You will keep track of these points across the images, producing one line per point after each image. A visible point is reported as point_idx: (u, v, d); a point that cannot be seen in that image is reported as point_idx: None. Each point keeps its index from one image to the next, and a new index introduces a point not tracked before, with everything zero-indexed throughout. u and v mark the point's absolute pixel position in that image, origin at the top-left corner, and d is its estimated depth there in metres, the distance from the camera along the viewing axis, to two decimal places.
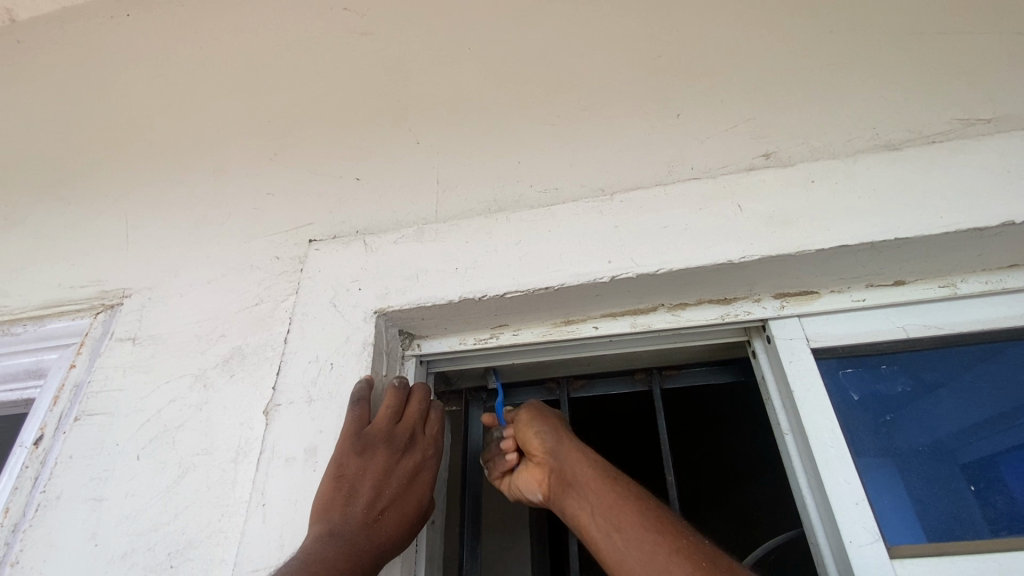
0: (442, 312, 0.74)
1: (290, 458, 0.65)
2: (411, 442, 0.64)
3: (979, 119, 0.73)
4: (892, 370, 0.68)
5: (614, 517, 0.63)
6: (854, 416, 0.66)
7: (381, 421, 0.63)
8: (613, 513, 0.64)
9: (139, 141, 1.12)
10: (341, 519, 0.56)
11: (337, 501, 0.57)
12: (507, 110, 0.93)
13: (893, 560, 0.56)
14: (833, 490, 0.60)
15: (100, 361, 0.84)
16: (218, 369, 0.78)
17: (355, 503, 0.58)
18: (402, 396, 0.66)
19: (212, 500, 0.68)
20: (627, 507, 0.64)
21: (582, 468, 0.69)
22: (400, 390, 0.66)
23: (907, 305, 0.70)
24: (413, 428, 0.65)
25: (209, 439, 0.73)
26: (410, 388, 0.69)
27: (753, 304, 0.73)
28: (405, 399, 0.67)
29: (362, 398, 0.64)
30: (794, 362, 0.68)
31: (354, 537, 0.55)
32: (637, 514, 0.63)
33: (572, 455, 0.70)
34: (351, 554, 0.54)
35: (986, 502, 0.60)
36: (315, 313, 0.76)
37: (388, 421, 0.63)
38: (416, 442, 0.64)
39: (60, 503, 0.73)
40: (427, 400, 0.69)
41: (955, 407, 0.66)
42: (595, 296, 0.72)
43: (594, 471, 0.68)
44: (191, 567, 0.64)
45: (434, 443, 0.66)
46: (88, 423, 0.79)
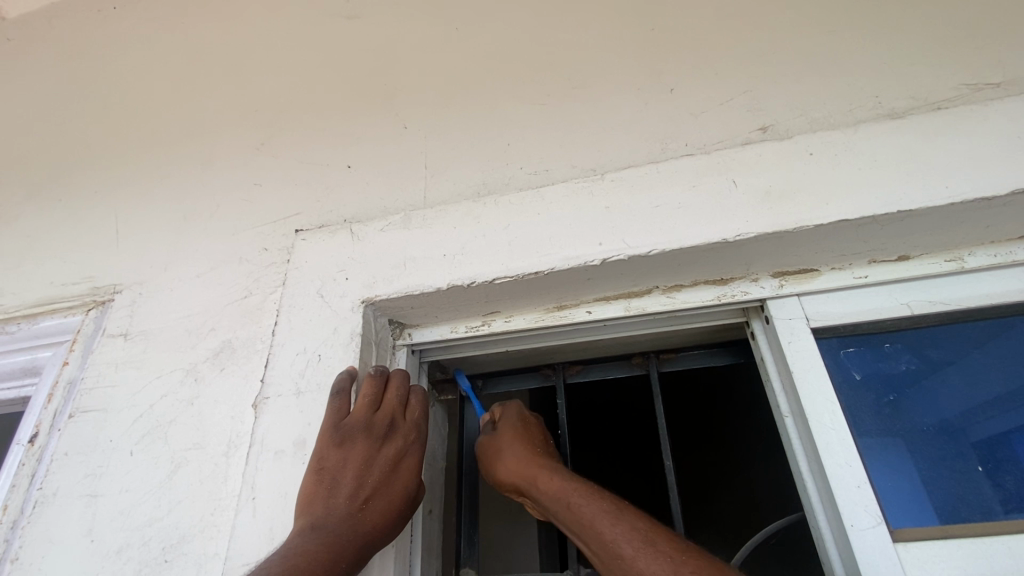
0: (430, 300, 0.72)
1: (279, 451, 0.64)
2: (392, 428, 0.63)
3: (987, 84, 0.70)
4: (896, 349, 0.66)
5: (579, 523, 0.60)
6: (856, 396, 0.63)
7: (360, 411, 0.62)
8: (577, 521, 0.60)
9: (127, 135, 1.11)
10: (325, 511, 0.56)
11: (320, 494, 0.57)
12: (496, 91, 0.91)
13: (896, 544, 0.54)
14: (833, 474, 0.58)
15: (93, 358, 0.84)
16: (209, 363, 0.78)
17: (338, 494, 0.57)
18: (379, 383, 0.65)
19: (205, 494, 0.68)
20: (585, 514, 0.60)
21: (538, 480, 0.66)
22: (377, 379, 0.66)
23: (912, 281, 0.67)
24: (392, 415, 0.64)
25: (200, 434, 0.72)
26: (389, 375, 0.69)
27: (750, 284, 0.70)
28: (384, 387, 0.67)
29: (342, 389, 0.64)
30: (793, 342, 0.66)
31: (338, 527, 0.54)
32: (593, 524, 0.59)
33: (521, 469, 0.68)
34: (336, 545, 0.53)
35: (995, 482, 0.58)
36: (303, 304, 0.75)
37: (366, 410, 0.63)
38: (397, 428, 0.64)
39: (57, 499, 0.73)
40: (407, 386, 0.68)
41: (963, 386, 0.63)
42: (587, 280, 0.70)
43: (550, 478, 0.65)
44: (184, 561, 0.64)
45: (417, 427, 0.65)
46: (83, 419, 0.78)
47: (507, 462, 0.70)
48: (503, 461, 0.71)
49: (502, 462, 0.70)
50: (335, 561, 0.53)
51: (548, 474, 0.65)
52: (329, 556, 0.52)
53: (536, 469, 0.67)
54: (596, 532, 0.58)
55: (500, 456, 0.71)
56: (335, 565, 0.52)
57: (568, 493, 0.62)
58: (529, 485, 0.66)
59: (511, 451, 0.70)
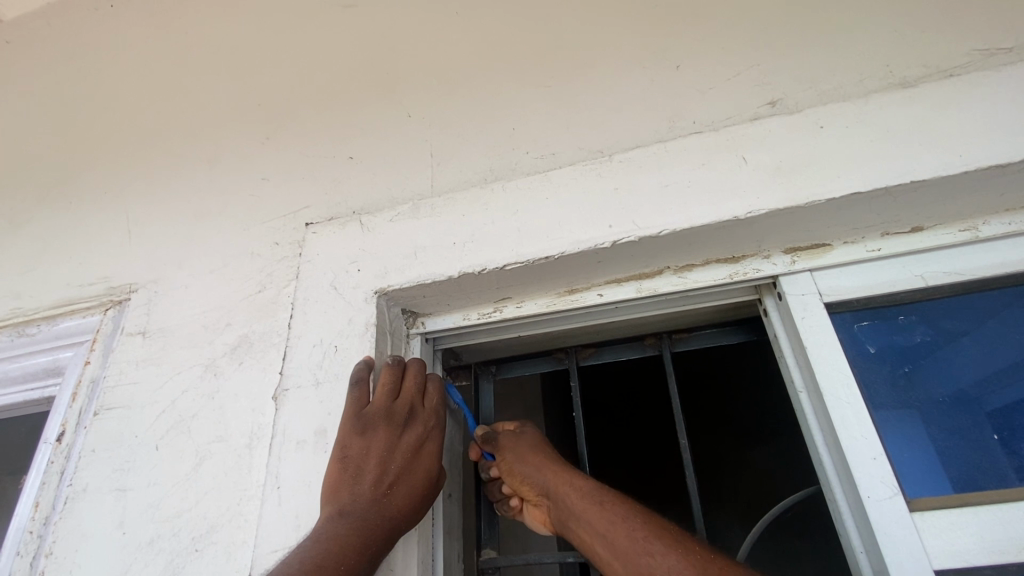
0: (442, 288, 0.73)
1: (300, 441, 0.65)
2: (412, 416, 0.64)
3: (1000, 49, 0.68)
4: (910, 321, 0.66)
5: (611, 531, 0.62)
6: (871, 369, 0.64)
7: (380, 399, 0.63)
8: (605, 523, 0.62)
9: (132, 135, 1.11)
10: (351, 498, 0.57)
11: (345, 482, 0.58)
12: (499, 75, 0.90)
13: (913, 513, 0.55)
14: (850, 446, 0.59)
15: (113, 356, 0.85)
16: (227, 358, 0.79)
17: (363, 481, 0.58)
18: (397, 372, 0.66)
19: (230, 486, 0.69)
20: (615, 516, 0.63)
21: (565, 483, 0.68)
22: (395, 367, 0.66)
23: (926, 252, 0.66)
24: (412, 403, 0.65)
25: (223, 427, 0.74)
26: (406, 364, 0.69)
27: (762, 261, 0.70)
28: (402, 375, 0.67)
29: (361, 378, 0.64)
30: (807, 318, 0.66)
31: (364, 514, 0.56)
32: (626, 523, 0.62)
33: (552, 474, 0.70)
34: (362, 531, 0.55)
35: (1012, 450, 0.58)
36: (316, 297, 0.76)
37: (386, 398, 0.63)
38: (417, 416, 0.64)
39: (87, 494, 0.75)
40: (424, 374, 0.69)
41: (977, 355, 0.63)
42: (598, 262, 0.70)
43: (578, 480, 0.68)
44: (214, 550, 0.66)
45: (436, 415, 0.66)
46: (107, 417, 0.80)
47: (534, 463, 0.72)
48: (528, 462, 0.72)
49: (531, 463, 0.72)
50: (362, 546, 0.54)
51: (580, 478, 0.68)
52: (356, 542, 0.54)
53: (567, 475, 0.69)
54: (626, 531, 0.61)
55: (525, 456, 0.73)
56: (363, 550, 0.54)
57: (601, 496, 0.65)
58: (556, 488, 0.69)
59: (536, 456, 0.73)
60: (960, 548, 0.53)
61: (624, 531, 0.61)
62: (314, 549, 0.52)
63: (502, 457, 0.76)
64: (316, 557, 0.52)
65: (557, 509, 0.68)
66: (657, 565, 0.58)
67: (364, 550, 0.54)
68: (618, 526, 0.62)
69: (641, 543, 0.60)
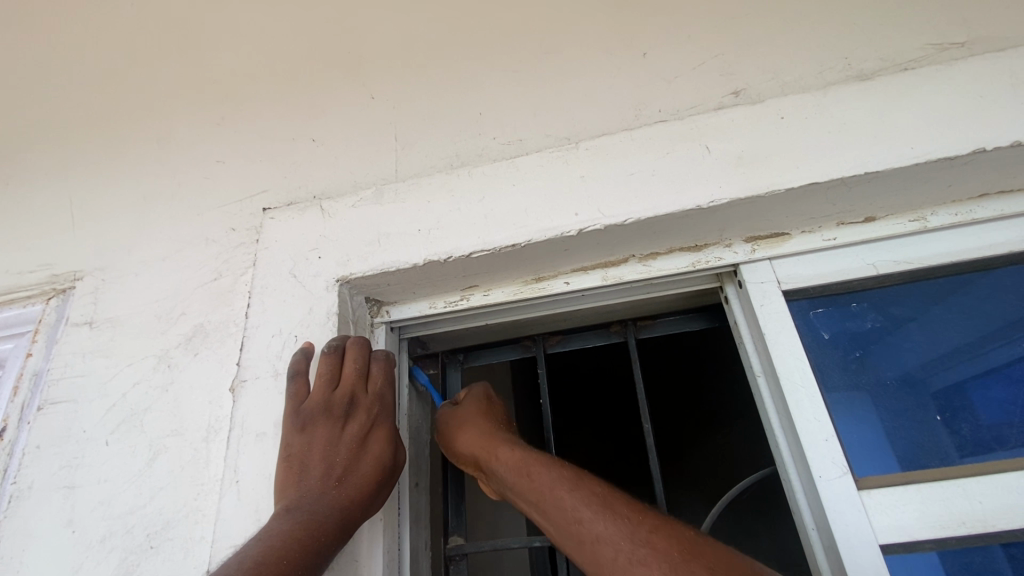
0: (407, 276, 0.71)
1: (260, 434, 0.64)
2: (353, 404, 0.63)
3: (952, 44, 0.70)
4: (862, 307, 0.68)
5: (537, 495, 0.60)
6: (824, 354, 0.66)
7: (318, 391, 0.62)
8: (535, 489, 0.61)
9: (75, 111, 1.04)
10: (298, 494, 0.56)
11: (291, 479, 0.58)
12: (465, 57, 0.88)
13: (861, 492, 0.57)
14: (803, 429, 0.61)
15: (58, 347, 0.81)
16: (182, 348, 0.76)
17: (309, 476, 0.57)
18: (334, 360, 0.64)
19: (187, 480, 0.67)
20: (544, 484, 0.61)
21: (494, 457, 0.67)
22: (332, 354, 0.64)
23: (878, 241, 0.69)
24: (353, 390, 0.63)
25: (178, 419, 0.71)
26: (347, 344, 0.67)
27: (724, 249, 0.71)
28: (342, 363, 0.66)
29: (297, 372, 0.63)
30: (765, 305, 0.67)
31: (312, 508, 0.55)
32: (551, 492, 0.60)
33: (483, 446, 0.68)
34: (313, 524, 0.53)
35: (952, 430, 0.61)
36: (276, 285, 0.73)
37: (324, 389, 0.62)
38: (359, 403, 0.63)
39: (33, 493, 0.71)
40: (367, 355, 0.67)
41: (923, 340, 0.66)
42: (564, 250, 0.70)
43: (510, 451, 0.66)
44: (170, 546, 0.64)
45: (379, 400, 0.65)
46: (53, 411, 0.76)
47: (467, 435, 0.71)
48: (462, 436, 0.71)
49: (462, 440, 0.71)
50: (315, 540, 0.53)
51: (510, 448, 0.66)
52: (307, 537, 0.52)
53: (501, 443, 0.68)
54: (555, 499, 0.59)
55: (464, 426, 0.72)
56: (316, 545, 0.52)
57: (530, 466, 0.63)
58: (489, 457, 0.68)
59: (474, 425, 0.72)
60: (904, 525, 0.56)
61: (552, 501, 0.59)
62: (268, 545, 0.51)
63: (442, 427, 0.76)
64: (265, 556, 0.50)
65: (495, 481, 0.67)
66: (585, 531, 0.56)
67: (317, 545, 0.52)
68: (544, 491, 0.60)
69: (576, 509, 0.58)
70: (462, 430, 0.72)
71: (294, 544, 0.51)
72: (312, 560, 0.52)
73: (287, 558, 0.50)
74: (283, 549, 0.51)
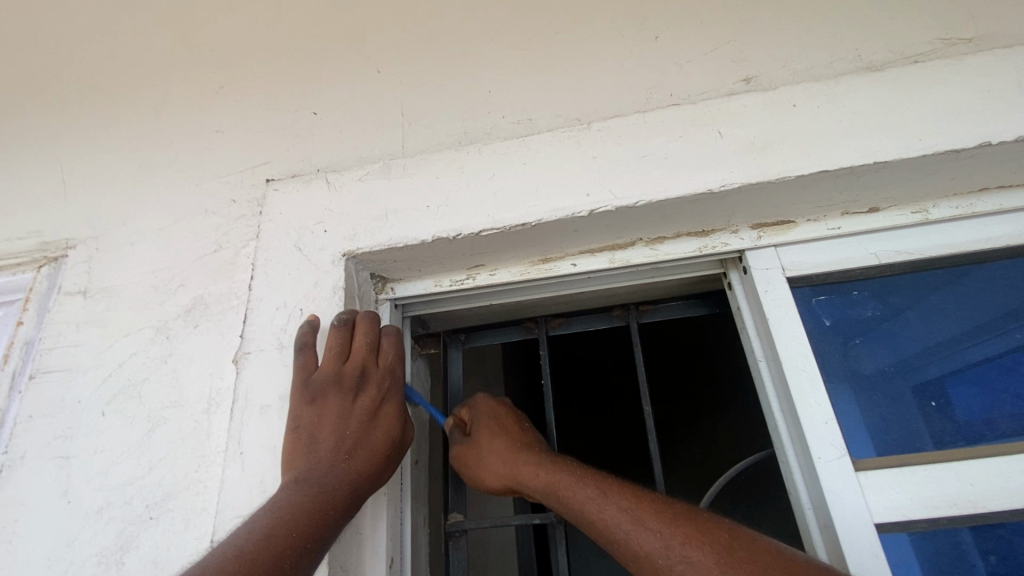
0: (414, 253, 0.71)
1: (264, 406, 0.63)
2: (364, 377, 0.62)
3: (961, 39, 0.71)
4: (863, 296, 0.69)
5: (583, 518, 0.58)
6: (824, 340, 0.67)
7: (328, 363, 0.62)
8: (579, 514, 0.58)
9: (65, 74, 1.00)
10: (308, 466, 0.56)
11: (300, 451, 0.57)
12: (475, 32, 0.86)
13: (858, 474, 0.59)
14: (804, 412, 0.62)
15: (50, 317, 0.79)
16: (181, 320, 0.74)
17: (319, 448, 0.57)
18: (344, 333, 0.64)
19: (187, 452, 0.66)
20: (585, 505, 0.58)
21: (526, 481, 0.64)
22: (342, 328, 0.64)
23: (880, 232, 0.70)
24: (363, 363, 0.63)
25: (177, 391, 0.70)
26: (356, 319, 0.66)
27: (730, 235, 0.72)
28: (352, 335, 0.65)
29: (306, 344, 0.63)
30: (770, 291, 0.68)
31: (321, 479, 0.55)
32: (594, 511, 0.57)
33: (511, 471, 0.65)
34: (320, 494, 0.53)
35: (945, 416, 0.63)
36: (279, 258, 0.72)
37: (334, 362, 0.62)
38: (370, 376, 0.63)
39: (26, 462, 0.70)
40: (377, 330, 0.66)
41: (920, 329, 0.68)
42: (573, 232, 0.70)
43: (539, 473, 0.63)
44: (171, 517, 0.63)
45: (390, 374, 0.64)
46: (46, 380, 0.74)
47: (492, 467, 0.67)
48: (485, 465, 0.68)
49: (485, 472, 0.67)
50: (322, 509, 0.53)
51: (539, 471, 0.63)
52: (315, 507, 0.52)
53: (528, 466, 0.65)
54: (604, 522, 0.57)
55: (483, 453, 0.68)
56: (323, 515, 0.52)
57: (561, 484, 0.61)
58: (521, 482, 0.65)
59: (494, 446, 0.68)
60: (897, 505, 0.58)
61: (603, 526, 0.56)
62: (276, 513, 0.51)
63: (459, 457, 0.71)
64: (273, 524, 0.50)
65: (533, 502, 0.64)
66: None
67: (325, 516, 0.53)
68: (590, 514, 0.58)
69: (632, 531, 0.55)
70: (483, 460, 0.68)
71: (301, 513, 0.51)
72: (319, 530, 0.52)
73: (295, 527, 0.50)
74: (291, 517, 0.51)
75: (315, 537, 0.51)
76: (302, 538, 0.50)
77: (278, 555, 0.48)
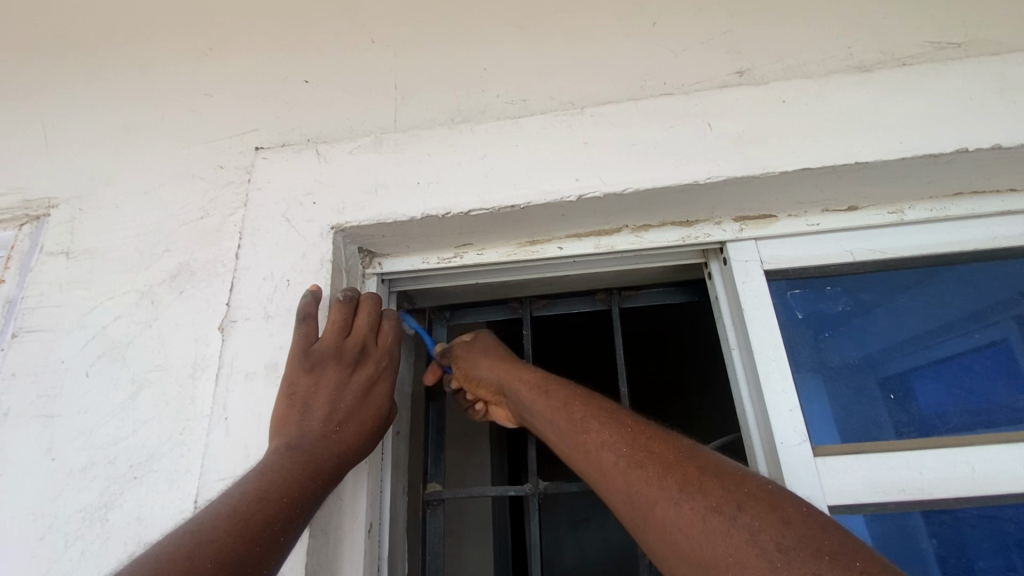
0: (403, 229, 0.71)
1: (250, 374, 0.64)
2: (362, 354, 0.64)
3: (949, 44, 0.72)
4: (835, 291, 0.72)
5: (555, 414, 0.66)
6: (796, 332, 0.70)
7: (329, 336, 0.63)
8: (553, 416, 0.66)
9: (47, 25, 0.97)
10: (299, 433, 0.57)
11: (292, 417, 0.59)
12: (472, 6, 0.85)
13: (817, 459, 0.62)
14: (771, 400, 0.65)
15: (32, 276, 0.78)
16: (166, 285, 0.75)
17: (311, 417, 0.59)
18: (348, 309, 0.65)
19: (172, 415, 0.67)
20: (566, 408, 0.65)
21: (516, 386, 0.72)
22: (346, 304, 0.65)
23: (857, 230, 0.73)
24: (363, 341, 0.64)
25: (162, 355, 0.71)
26: (360, 299, 0.68)
27: (713, 227, 0.74)
28: (354, 312, 0.66)
29: (308, 315, 0.62)
30: (747, 282, 0.71)
31: (312, 448, 0.56)
32: (567, 414, 0.65)
33: (505, 376, 0.74)
34: (310, 463, 0.55)
35: (902, 408, 0.67)
36: (267, 228, 0.72)
37: (336, 335, 0.63)
38: (368, 355, 0.65)
39: (9, 419, 0.70)
40: (379, 311, 0.68)
41: (887, 325, 0.71)
42: (561, 215, 0.71)
43: (530, 383, 0.71)
44: (155, 478, 0.65)
45: (388, 356, 0.66)
46: (29, 339, 0.75)
47: (485, 372, 0.77)
48: (481, 369, 0.78)
49: (481, 373, 0.77)
50: (310, 477, 0.54)
51: (531, 376, 0.73)
52: (305, 475, 0.54)
53: (518, 374, 0.74)
54: (579, 424, 0.63)
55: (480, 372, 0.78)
56: (312, 483, 0.54)
57: (547, 388, 0.70)
58: (511, 390, 0.73)
59: (488, 369, 0.77)
60: (851, 489, 0.61)
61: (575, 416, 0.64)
62: (265, 477, 0.52)
63: (457, 366, 0.81)
64: (264, 486, 0.51)
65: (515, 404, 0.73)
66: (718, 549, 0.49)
67: (314, 483, 0.54)
68: (561, 411, 0.66)
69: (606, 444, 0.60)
70: (478, 367, 0.78)
71: (292, 479, 0.53)
72: (307, 496, 0.54)
73: (286, 491, 0.52)
74: (282, 482, 0.52)
75: (303, 503, 0.53)
76: (292, 502, 0.52)
77: (270, 517, 0.50)
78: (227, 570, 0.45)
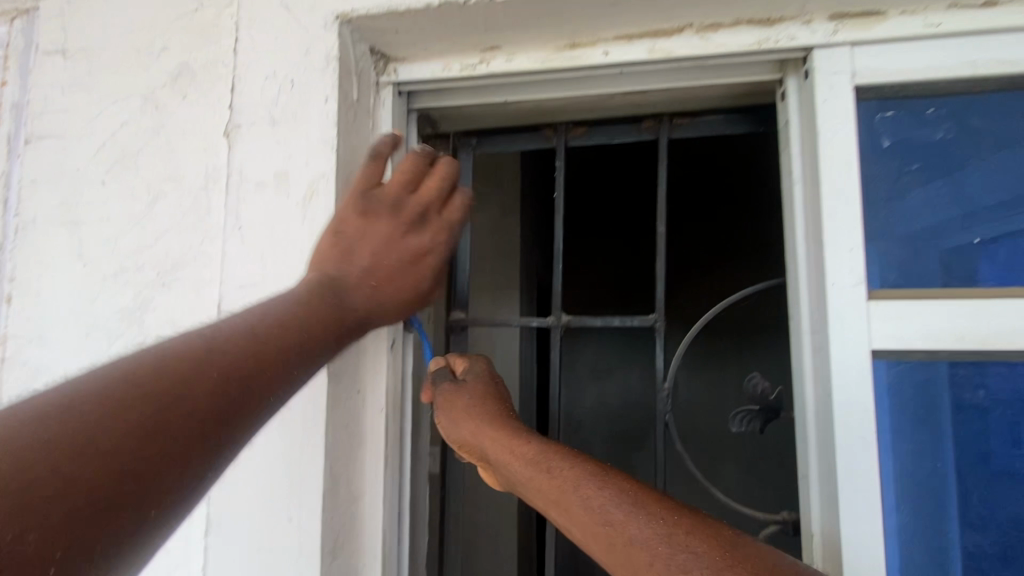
0: (419, 22, 0.60)
1: (261, 183, 0.61)
2: (423, 219, 0.57)
3: None
4: (938, 115, 0.59)
5: (556, 493, 0.48)
6: (877, 162, 0.59)
7: (396, 185, 0.55)
8: (551, 502, 0.48)
9: None
10: (337, 274, 0.53)
11: (332, 255, 0.54)
12: None
13: (869, 302, 0.57)
14: (830, 237, 0.58)
15: (32, 78, 0.73)
16: (168, 89, 0.68)
17: (351, 266, 0.54)
18: (422, 163, 0.56)
19: (191, 226, 0.66)
20: (569, 482, 0.48)
21: (504, 451, 0.53)
22: (421, 157, 0.57)
23: (988, 34, 0.57)
24: (428, 206, 0.56)
25: (174, 165, 0.67)
26: (437, 159, 0.58)
27: (799, 27, 0.59)
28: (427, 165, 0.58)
29: (379, 152, 0.54)
30: (829, 100, 0.58)
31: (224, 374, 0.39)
32: (575, 488, 0.47)
33: (490, 434, 0.55)
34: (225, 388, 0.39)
35: (988, 255, 0.57)
36: (266, 19, 0.62)
37: (402, 187, 0.55)
38: (429, 221, 0.57)
39: (38, 225, 0.71)
40: (455, 181, 0.58)
41: (996, 160, 0.58)
42: (609, 6, 0.58)
43: (525, 442, 0.53)
44: (182, 285, 0.66)
45: (449, 231, 0.58)
46: (42, 146, 0.72)
47: (467, 426, 0.58)
48: (461, 422, 0.59)
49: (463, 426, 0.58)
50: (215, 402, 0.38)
51: (524, 439, 0.54)
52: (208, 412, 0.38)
53: (507, 433, 0.55)
54: (585, 506, 0.46)
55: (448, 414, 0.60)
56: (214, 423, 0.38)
57: (548, 455, 0.51)
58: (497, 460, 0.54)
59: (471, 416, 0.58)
60: (901, 335, 0.56)
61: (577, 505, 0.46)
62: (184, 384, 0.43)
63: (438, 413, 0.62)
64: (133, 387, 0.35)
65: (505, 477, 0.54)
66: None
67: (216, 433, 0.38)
68: (565, 489, 0.48)
69: (595, 510, 0.45)
70: (458, 418, 0.59)
71: (237, 366, 0.40)
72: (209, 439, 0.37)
73: (224, 380, 0.39)
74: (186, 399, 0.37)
75: (209, 445, 0.37)
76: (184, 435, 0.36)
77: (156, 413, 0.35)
78: (154, 438, 0.34)
